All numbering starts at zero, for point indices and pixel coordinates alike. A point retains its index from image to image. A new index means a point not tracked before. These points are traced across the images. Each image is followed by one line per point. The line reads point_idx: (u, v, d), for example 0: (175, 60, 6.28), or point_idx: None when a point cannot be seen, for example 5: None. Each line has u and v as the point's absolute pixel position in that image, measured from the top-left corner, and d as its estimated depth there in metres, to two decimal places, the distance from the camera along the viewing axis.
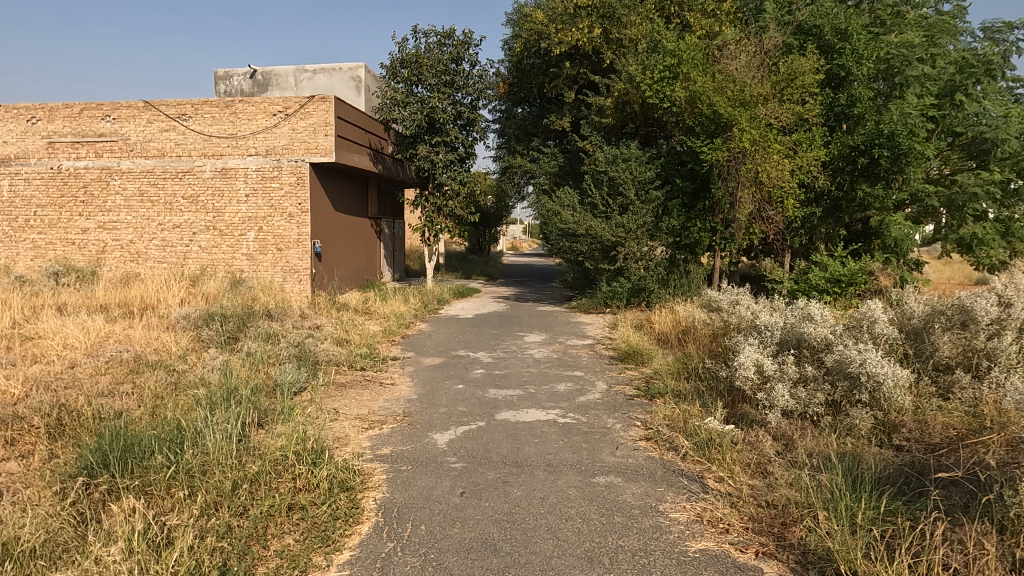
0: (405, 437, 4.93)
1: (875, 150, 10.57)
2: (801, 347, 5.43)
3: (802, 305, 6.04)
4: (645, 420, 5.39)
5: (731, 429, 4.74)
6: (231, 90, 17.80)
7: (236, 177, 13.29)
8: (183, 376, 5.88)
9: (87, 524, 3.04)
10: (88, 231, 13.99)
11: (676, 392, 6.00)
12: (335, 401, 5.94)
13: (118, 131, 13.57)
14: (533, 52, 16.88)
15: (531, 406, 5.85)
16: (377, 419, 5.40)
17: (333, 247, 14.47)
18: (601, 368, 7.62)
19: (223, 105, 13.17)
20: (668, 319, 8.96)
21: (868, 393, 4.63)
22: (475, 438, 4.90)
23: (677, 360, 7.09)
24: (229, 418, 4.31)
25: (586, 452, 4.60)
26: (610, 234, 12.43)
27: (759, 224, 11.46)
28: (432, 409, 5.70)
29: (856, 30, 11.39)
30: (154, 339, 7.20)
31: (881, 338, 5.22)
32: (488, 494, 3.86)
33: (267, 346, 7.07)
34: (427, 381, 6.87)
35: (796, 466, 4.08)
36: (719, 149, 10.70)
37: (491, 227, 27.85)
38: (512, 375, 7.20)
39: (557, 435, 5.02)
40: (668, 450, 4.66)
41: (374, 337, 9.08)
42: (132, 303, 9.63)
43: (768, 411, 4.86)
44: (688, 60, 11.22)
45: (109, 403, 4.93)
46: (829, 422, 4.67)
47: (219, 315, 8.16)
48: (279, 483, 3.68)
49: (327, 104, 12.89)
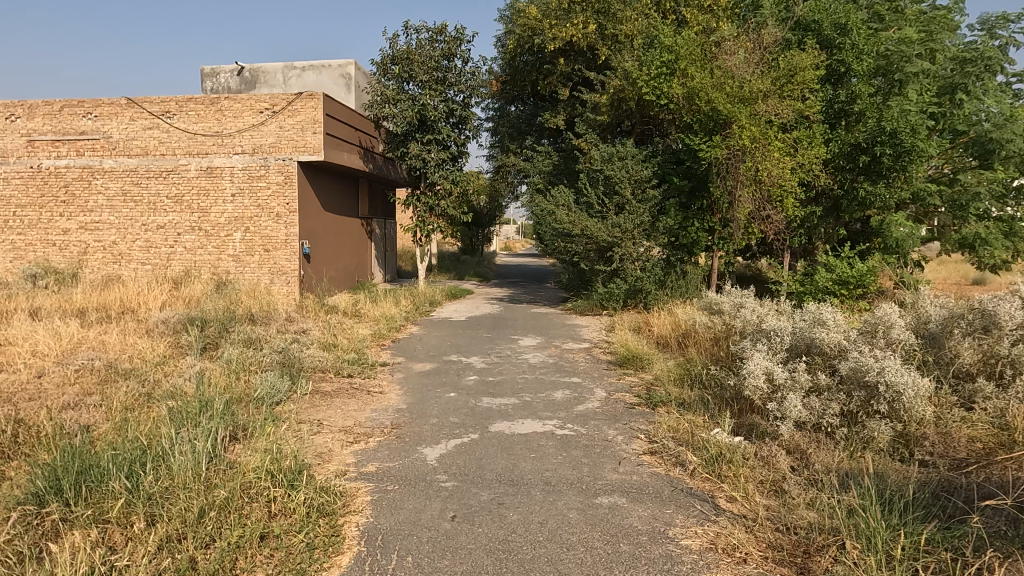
0: (393, 452, 4.61)
1: (877, 148, 10.31)
2: (813, 353, 5.13)
3: (813, 308, 5.72)
4: (648, 431, 5.09)
5: (741, 443, 4.45)
6: (218, 87, 17.46)
7: (221, 177, 12.92)
8: (157, 386, 5.53)
9: (26, 564, 2.71)
10: (69, 231, 13.57)
11: (680, 401, 5.70)
12: (319, 412, 5.60)
13: (99, 129, 13.16)
14: (527, 49, 16.60)
15: (526, 416, 5.53)
16: (363, 432, 5.07)
17: (322, 248, 14.08)
18: (599, 373, 7.30)
19: (208, 102, 12.80)
20: (667, 322, 8.65)
21: (888, 404, 4.32)
22: (467, 453, 4.57)
23: (679, 366, 6.80)
24: (201, 433, 3.97)
25: (587, 469, 4.28)
26: (607, 235, 11.98)
27: (758, 224, 11.17)
28: (422, 421, 5.36)
29: (856, 24, 11.17)
30: (130, 345, 6.85)
31: (897, 343, 4.92)
32: (482, 518, 3.53)
33: (250, 352, 6.74)
34: (417, 389, 6.54)
35: (814, 485, 3.78)
36: (718, 147, 10.49)
37: (484, 226, 27.47)
38: (507, 382, 6.86)
39: (556, 448, 4.70)
40: (675, 466, 4.34)
41: (364, 341, 8.75)
42: (110, 307, 9.24)
43: (780, 422, 4.55)
44: (685, 56, 11.01)
45: (75, 418, 4.59)
46: (845, 435, 4.38)
47: (199, 319, 7.79)
48: (252, 508, 3.34)
49: (315, 100, 12.53)
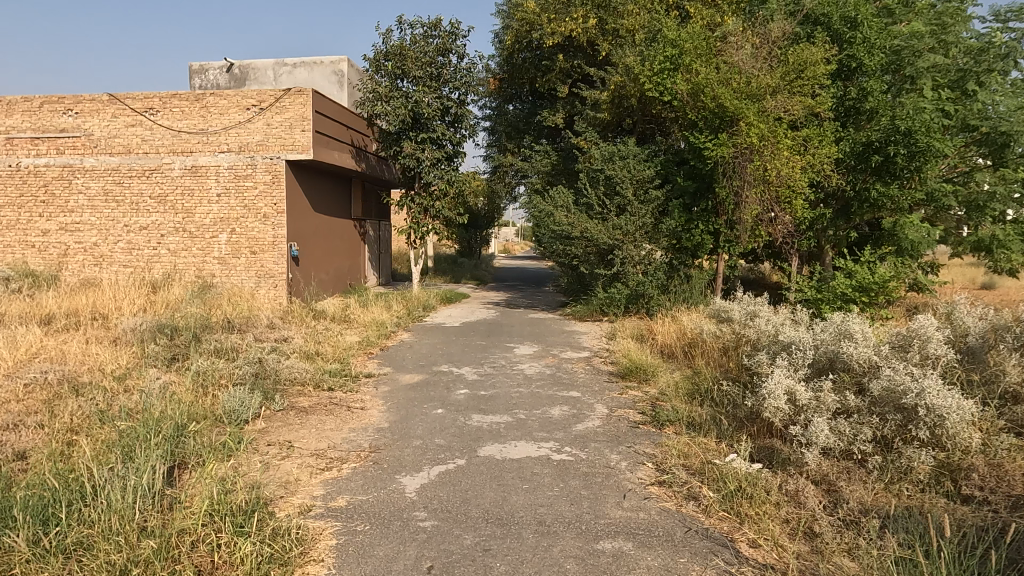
0: (367, 482, 4.09)
1: (890, 148, 9.72)
2: (839, 370, 4.59)
3: (836, 319, 5.16)
4: (655, 457, 4.56)
5: (761, 473, 3.92)
6: (206, 84, 16.98)
7: (207, 176, 12.40)
8: (112, 402, 5.00)
9: None
10: (48, 232, 13.01)
11: (690, 421, 5.17)
12: (291, 432, 5.07)
13: (80, 126, 12.64)
14: (525, 45, 16.12)
15: (520, 438, 4.98)
16: (337, 456, 4.55)
17: (311, 250, 13.52)
18: (600, 387, 6.74)
19: (192, 99, 12.28)
20: (672, 330, 8.11)
21: (928, 429, 3.80)
22: (451, 484, 4.04)
23: (688, 381, 6.29)
24: (143, 461, 3.43)
25: (587, 504, 3.75)
26: (607, 236, 11.71)
27: (766, 226, 10.64)
28: (403, 443, 4.83)
29: (867, 18, 10.73)
30: (92, 356, 6.32)
31: (936, 360, 4.35)
32: (464, 570, 3.01)
33: (220, 363, 6.21)
34: (401, 404, 5.99)
35: (852, 530, 3.26)
36: (724, 145, 9.97)
37: (483, 229, 26.98)
38: (500, 396, 6.31)
39: (552, 478, 4.16)
40: (687, 501, 3.80)
41: (349, 350, 8.22)
42: (81, 312, 8.70)
43: (805, 449, 4.04)
44: (690, 51, 10.51)
45: (10, 442, 4.07)
46: (879, 464, 3.88)
47: (170, 327, 7.25)
48: (189, 562, 2.82)
49: (304, 97, 12.03)
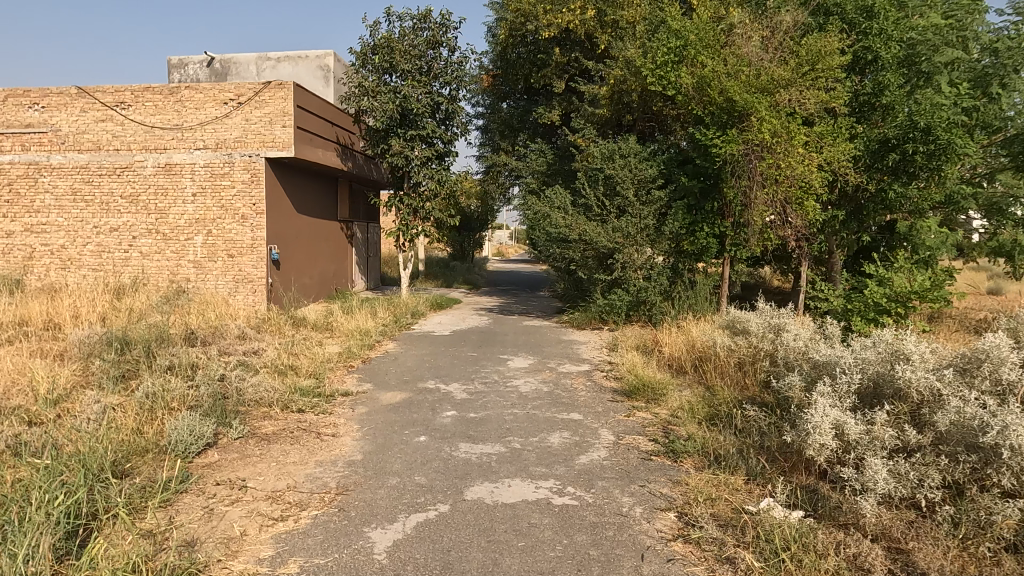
0: (330, 537, 3.35)
1: (909, 146, 9.05)
2: (894, 399, 3.88)
3: (884, 337, 4.44)
4: (675, 501, 3.83)
5: (808, 527, 3.21)
6: (186, 79, 16.19)
7: (181, 174, 11.62)
8: (36, 433, 4.25)
9: None
10: (13, 234, 12.19)
11: (714, 453, 4.45)
12: (247, 468, 4.33)
13: (47, 121, 11.84)
14: (520, 40, 15.46)
15: (515, 475, 4.25)
16: (296, 500, 3.82)
17: (292, 254, 12.72)
18: (605, 407, 6.02)
19: (166, 93, 11.50)
20: (680, 340, 7.40)
21: (1013, 475, 3.08)
22: (432, 541, 3.31)
23: (703, 402, 5.57)
24: (36, 524, 2.74)
25: (598, 570, 3.03)
26: (606, 239, 10.98)
27: (776, 229, 9.94)
28: (378, 483, 4.10)
29: (884, 7, 10.03)
30: (29, 374, 5.54)
31: (1011, 387, 3.62)
32: None
33: (176, 383, 5.46)
34: (379, 431, 5.25)
35: None
36: (733, 141, 9.15)
37: (475, 231, 26.28)
38: (493, 420, 5.58)
39: (554, 532, 3.42)
40: (722, 565, 3.09)
41: (327, 363, 7.48)
42: (32, 322, 7.93)
43: (858, 496, 3.33)
44: (697, 42, 9.77)
45: None
46: (950, 516, 3.17)
47: (125, 340, 6.48)
48: None
49: (284, 90, 11.29)
